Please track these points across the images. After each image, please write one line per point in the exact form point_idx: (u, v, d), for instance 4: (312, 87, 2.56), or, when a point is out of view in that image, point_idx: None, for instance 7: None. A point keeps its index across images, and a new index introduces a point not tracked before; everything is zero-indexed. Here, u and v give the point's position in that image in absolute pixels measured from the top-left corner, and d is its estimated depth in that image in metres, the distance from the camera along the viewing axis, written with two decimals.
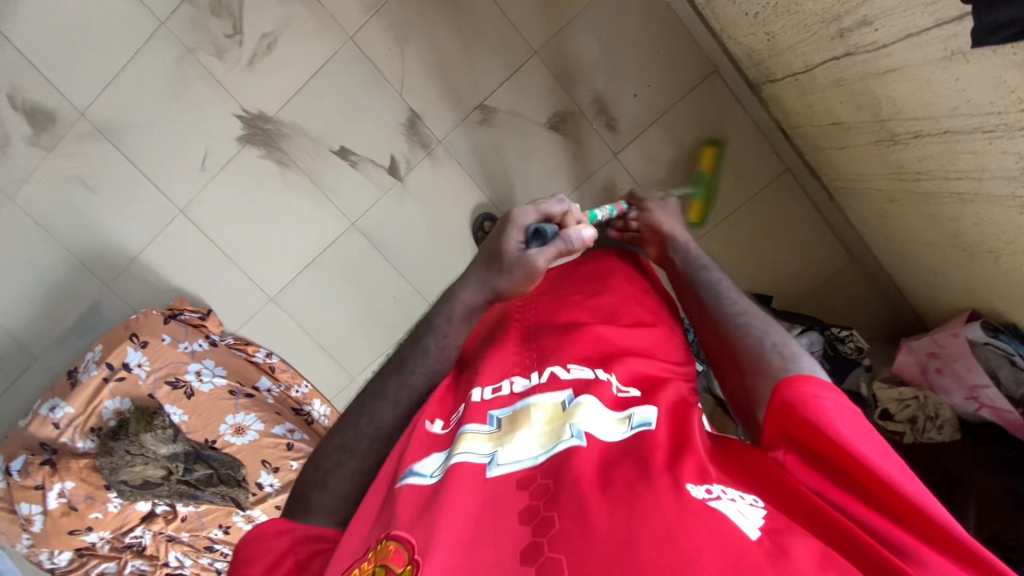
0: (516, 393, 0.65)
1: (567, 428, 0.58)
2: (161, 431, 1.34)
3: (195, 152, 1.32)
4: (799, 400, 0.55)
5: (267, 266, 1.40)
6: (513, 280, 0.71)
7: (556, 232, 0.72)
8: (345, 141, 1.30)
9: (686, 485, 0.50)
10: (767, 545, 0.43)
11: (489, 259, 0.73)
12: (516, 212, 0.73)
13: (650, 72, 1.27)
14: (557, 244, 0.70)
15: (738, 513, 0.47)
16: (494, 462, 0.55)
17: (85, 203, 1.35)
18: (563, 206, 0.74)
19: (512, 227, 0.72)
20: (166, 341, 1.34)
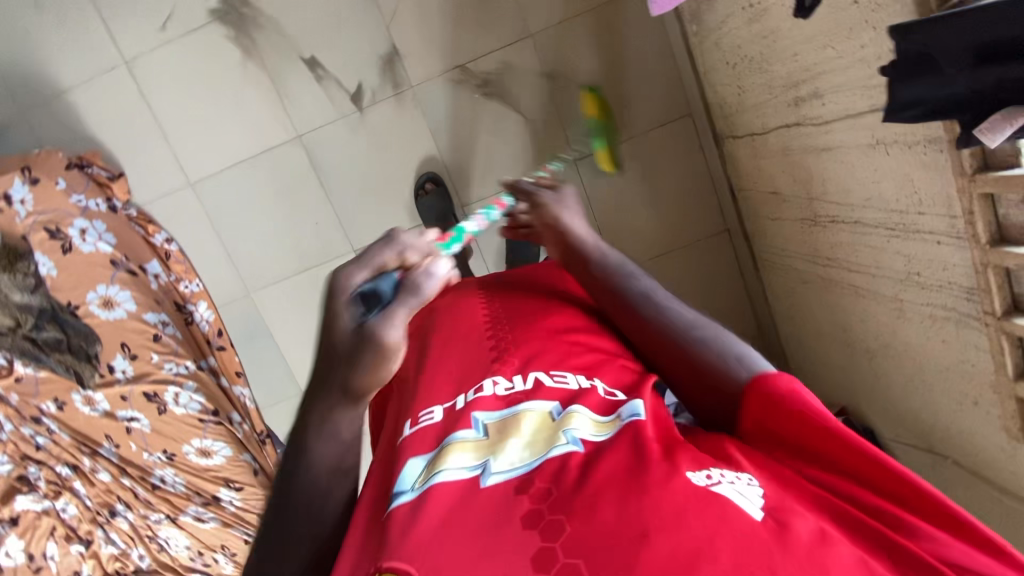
0: (501, 398, 0.57)
1: (560, 433, 0.50)
2: (21, 276, 1.23)
3: (160, 8, 1.25)
4: (778, 396, 0.49)
5: (197, 149, 1.32)
6: (367, 372, 0.47)
7: (397, 285, 0.50)
8: (317, 52, 1.27)
9: (686, 472, 0.44)
10: (772, 524, 0.40)
11: (330, 363, 0.48)
12: (336, 278, 0.50)
13: (631, 95, 1.29)
14: (406, 298, 0.48)
15: (743, 498, 0.42)
16: (485, 471, 0.47)
17: (26, 19, 1.26)
18: (396, 247, 0.53)
19: (338, 301, 0.49)
20: (59, 187, 1.24)
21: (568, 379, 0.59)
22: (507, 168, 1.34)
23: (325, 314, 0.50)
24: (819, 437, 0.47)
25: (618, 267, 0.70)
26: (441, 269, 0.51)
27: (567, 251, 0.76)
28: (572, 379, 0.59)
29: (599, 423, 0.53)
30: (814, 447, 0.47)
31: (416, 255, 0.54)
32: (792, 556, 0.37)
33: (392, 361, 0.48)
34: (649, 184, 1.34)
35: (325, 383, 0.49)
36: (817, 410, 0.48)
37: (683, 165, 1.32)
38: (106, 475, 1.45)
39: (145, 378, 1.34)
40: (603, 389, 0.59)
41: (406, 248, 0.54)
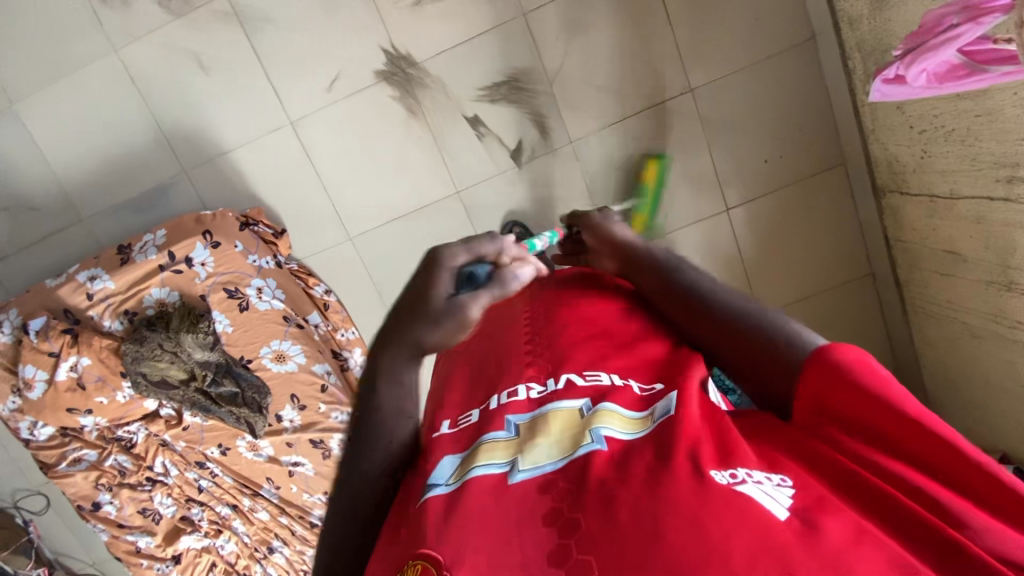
0: (532, 400, 0.59)
1: (586, 431, 0.51)
2: (202, 334, 1.27)
3: (327, 70, 1.27)
4: (840, 367, 0.48)
5: (359, 205, 1.36)
6: (442, 332, 0.58)
7: (489, 274, 0.61)
8: (480, 110, 1.29)
9: (709, 471, 0.44)
10: (797, 526, 0.39)
11: (411, 312, 0.60)
12: (443, 253, 0.62)
13: (787, 145, 1.31)
14: (493, 287, 0.59)
15: (768, 498, 0.42)
16: (513, 468, 0.50)
17: (192, 81, 1.28)
18: (498, 245, 0.64)
19: (437, 272, 0.61)
20: (237, 249, 1.27)
21: (602, 376, 0.60)
22: (656, 216, 1.39)
23: (425, 270, 0.62)
24: (873, 412, 0.46)
25: (666, 265, 0.73)
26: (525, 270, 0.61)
27: (629, 260, 0.79)
28: (605, 376, 0.60)
29: (626, 418, 0.54)
30: (862, 421, 0.47)
31: (509, 255, 0.64)
32: (817, 554, 0.36)
33: (465, 332, 0.59)
34: (792, 231, 1.39)
35: (398, 328, 0.60)
36: (878, 383, 0.46)
37: (832, 213, 1.36)
38: (265, 513, 1.51)
39: (313, 426, 1.41)
40: (637, 385, 0.60)
41: (503, 249, 0.64)
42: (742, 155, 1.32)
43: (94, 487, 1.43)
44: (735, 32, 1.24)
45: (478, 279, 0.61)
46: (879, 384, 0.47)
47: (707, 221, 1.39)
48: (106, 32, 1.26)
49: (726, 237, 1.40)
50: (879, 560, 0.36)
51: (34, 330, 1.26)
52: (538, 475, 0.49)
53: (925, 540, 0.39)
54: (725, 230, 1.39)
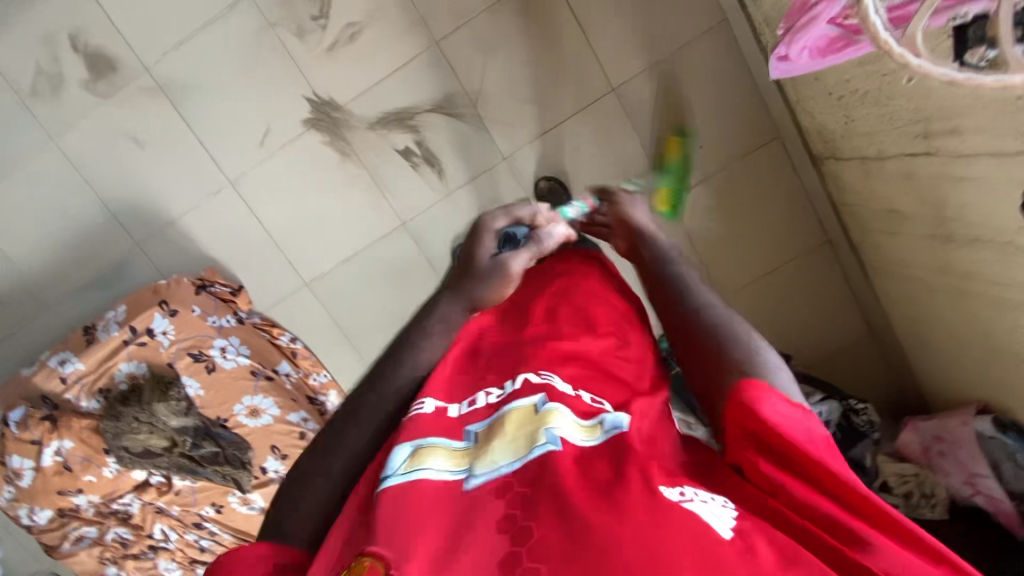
0: (491, 405, 0.60)
1: (542, 431, 0.53)
2: (174, 402, 1.31)
3: (256, 126, 1.29)
4: (750, 404, 0.51)
5: (310, 252, 1.38)
6: (494, 286, 0.70)
7: (528, 234, 0.75)
8: (411, 141, 1.31)
9: (658, 487, 0.48)
10: (738, 543, 0.43)
11: (459, 272, 0.70)
12: (487, 218, 0.73)
13: (719, 127, 1.31)
14: (531, 245, 0.73)
15: (715, 518, 0.46)
16: (470, 474, 0.52)
17: (130, 157, 1.32)
18: (531, 209, 0.77)
19: (481, 235, 0.73)
20: (195, 313, 1.30)
21: (556, 380, 0.63)
22: None
23: (469, 240, 0.74)
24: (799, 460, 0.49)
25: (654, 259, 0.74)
26: (557, 228, 0.76)
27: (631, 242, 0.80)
28: (560, 383, 0.63)
29: (581, 426, 0.57)
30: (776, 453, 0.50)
31: (545, 219, 0.77)
32: None
33: (508, 286, 0.71)
34: (742, 210, 1.38)
35: (452, 289, 0.70)
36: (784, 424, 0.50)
37: (776, 187, 1.35)
38: None
39: None
40: (589, 398, 0.62)
41: (535, 212, 0.76)
42: None
43: (100, 562, 1.47)
44: (647, 26, 1.24)
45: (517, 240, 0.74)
46: (788, 428, 0.50)
47: None
48: (41, 123, 1.30)
49: (676, 226, 1.39)
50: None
51: (14, 421, 1.30)
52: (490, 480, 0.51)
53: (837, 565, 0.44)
54: (674, 220, 1.39)
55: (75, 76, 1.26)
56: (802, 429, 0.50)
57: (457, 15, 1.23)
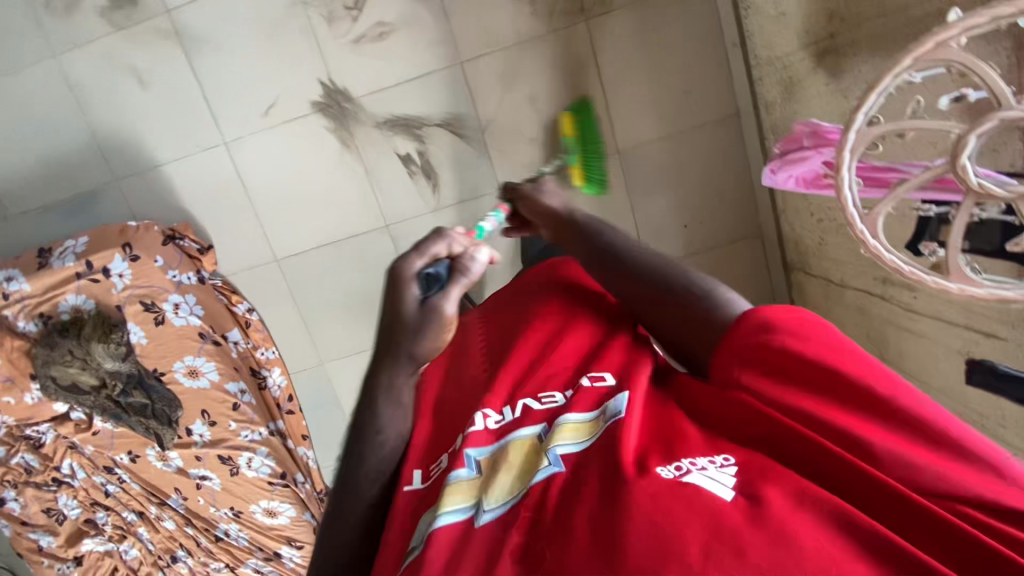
0: (491, 431, 0.61)
1: (545, 454, 0.55)
2: (114, 345, 1.28)
3: (264, 96, 1.29)
4: (757, 335, 0.53)
5: (288, 231, 1.38)
6: (431, 336, 0.62)
7: (450, 269, 0.63)
8: (413, 150, 1.32)
9: (655, 469, 0.49)
10: (742, 503, 0.44)
11: (394, 329, 0.63)
12: (400, 265, 0.63)
13: (708, 212, 1.35)
14: (458, 279, 0.62)
15: (714, 483, 0.47)
16: (480, 511, 0.52)
17: (130, 93, 1.29)
18: (445, 239, 0.65)
19: (402, 283, 0.62)
20: (157, 263, 1.27)
21: (557, 399, 0.63)
22: None
23: (389, 290, 0.63)
24: (815, 372, 0.51)
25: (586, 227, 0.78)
26: (482, 253, 0.64)
27: (557, 224, 0.84)
28: (561, 396, 0.63)
29: (579, 425, 0.58)
30: (783, 367, 0.52)
31: (463, 244, 0.65)
32: (760, 528, 0.42)
33: (449, 330, 0.63)
34: None
35: (393, 347, 0.63)
36: (794, 329, 0.52)
37: (748, 280, 1.39)
38: (170, 522, 1.51)
39: (221, 443, 1.41)
40: (590, 381, 0.63)
41: (455, 240, 0.65)
42: (668, 218, 1.36)
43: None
44: (665, 100, 1.28)
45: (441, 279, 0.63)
46: (801, 342, 0.52)
47: None
48: (46, 36, 1.26)
49: None
50: (815, 527, 0.42)
51: None
52: (502, 514, 0.52)
53: (868, 481, 0.46)
54: None
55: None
56: (820, 337, 0.52)
57: (488, 42, 1.25)
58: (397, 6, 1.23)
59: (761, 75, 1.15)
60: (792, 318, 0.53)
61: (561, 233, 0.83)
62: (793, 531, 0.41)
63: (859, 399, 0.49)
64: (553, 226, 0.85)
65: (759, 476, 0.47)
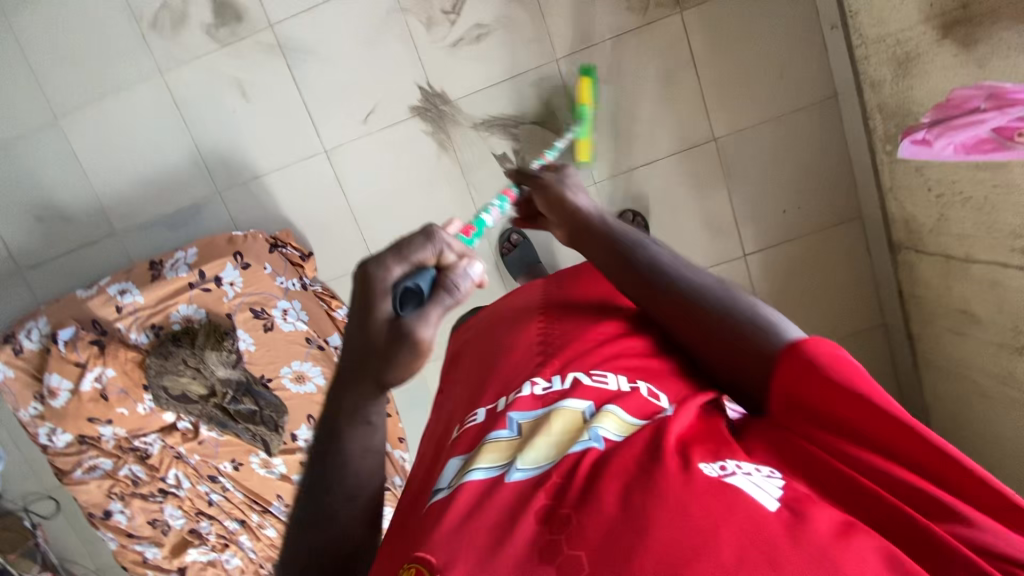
0: (537, 397, 0.60)
1: (586, 431, 0.53)
2: (226, 352, 1.31)
3: (364, 103, 1.31)
4: (820, 365, 0.50)
5: (386, 234, 1.39)
6: (403, 363, 0.54)
7: (433, 283, 0.55)
8: (509, 149, 1.34)
9: (699, 465, 0.47)
10: (785, 514, 0.42)
11: (367, 347, 0.55)
12: (372, 273, 0.55)
13: (806, 197, 1.35)
14: (441, 298, 0.54)
15: (759, 490, 0.45)
16: (512, 468, 0.51)
17: (233, 107, 1.33)
18: (433, 244, 0.57)
19: (376, 298, 0.55)
20: (266, 271, 1.31)
21: (608, 379, 0.61)
22: None
23: (361, 304, 0.56)
24: (848, 407, 0.49)
25: (624, 238, 0.71)
26: (473, 270, 0.57)
27: (577, 230, 0.77)
28: (613, 379, 0.61)
29: (623, 421, 0.55)
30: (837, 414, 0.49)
31: (455, 255, 0.58)
32: (801, 543, 0.39)
33: (422, 357, 0.54)
34: (808, 279, 1.42)
35: (360, 370, 0.55)
36: (857, 379, 0.49)
37: (848, 264, 1.39)
38: (272, 530, 1.52)
39: None
40: (646, 390, 0.60)
41: (444, 248, 0.57)
42: (763, 205, 1.37)
43: (106, 495, 1.46)
44: (760, 87, 1.28)
45: (420, 296, 0.55)
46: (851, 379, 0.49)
47: (724, 266, 1.42)
48: (154, 56, 1.31)
49: (740, 281, 1.43)
50: (866, 555, 0.38)
51: (63, 339, 1.30)
52: (535, 475, 0.50)
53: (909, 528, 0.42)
54: (742, 276, 1.43)
55: (200, 18, 1.28)
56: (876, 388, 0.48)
57: (583, 38, 1.26)
58: (494, 8, 1.25)
59: (867, 55, 1.15)
60: (840, 359, 0.50)
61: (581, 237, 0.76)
62: (831, 548, 0.38)
63: (907, 455, 0.46)
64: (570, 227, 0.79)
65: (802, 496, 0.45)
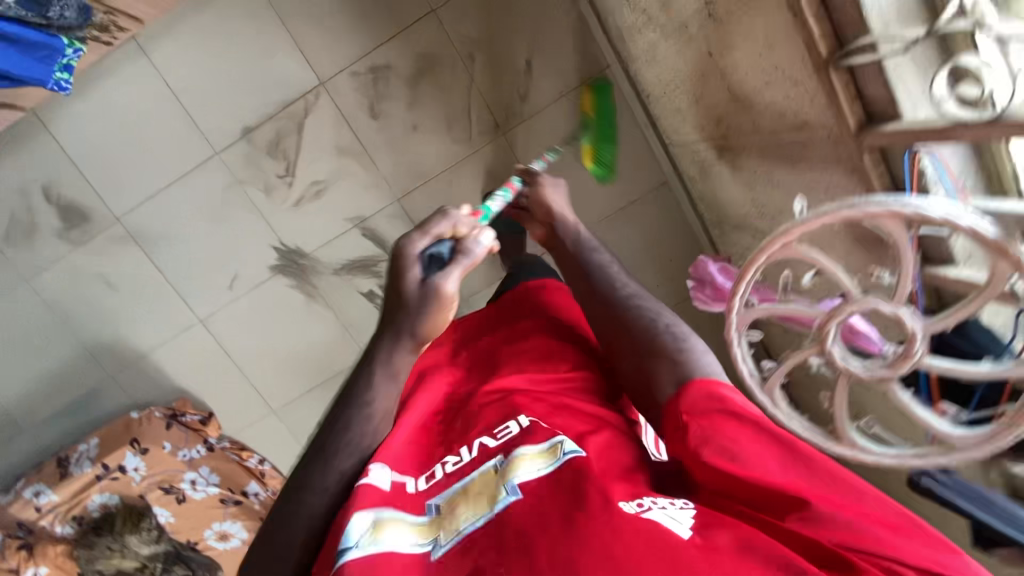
0: (449, 476, 0.52)
1: (502, 487, 0.47)
2: (146, 532, 1.38)
3: (226, 272, 1.36)
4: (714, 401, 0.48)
5: (279, 384, 1.46)
6: (428, 319, 0.54)
7: (453, 247, 0.56)
8: (375, 285, 1.39)
9: (618, 502, 0.44)
10: (698, 542, 0.40)
11: (390, 310, 0.55)
12: (400, 243, 0.56)
13: (669, 274, 1.40)
14: (460, 260, 0.54)
15: (670, 521, 0.42)
16: (435, 545, 0.46)
17: (103, 298, 1.37)
18: (450, 217, 0.58)
19: (401, 261, 0.55)
20: (166, 449, 1.38)
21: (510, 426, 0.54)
22: None
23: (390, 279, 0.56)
24: (752, 444, 0.45)
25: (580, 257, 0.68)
26: (487, 236, 0.57)
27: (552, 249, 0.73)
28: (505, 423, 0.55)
29: (534, 454, 0.49)
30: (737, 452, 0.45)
31: (468, 226, 0.59)
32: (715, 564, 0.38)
33: (449, 311, 0.55)
34: None
35: (384, 326, 0.56)
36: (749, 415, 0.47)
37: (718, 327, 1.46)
38: None
39: None
40: (541, 423, 0.54)
41: (457, 220, 0.58)
42: None
43: None
44: (597, 184, 1.33)
45: (440, 259, 0.56)
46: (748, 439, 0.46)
47: None
48: (15, 267, 1.34)
49: None
50: None
51: None
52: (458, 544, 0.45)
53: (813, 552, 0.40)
54: None
55: (49, 226, 1.31)
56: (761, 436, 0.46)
57: (418, 175, 1.31)
58: (327, 164, 1.29)
59: (681, 154, 1.21)
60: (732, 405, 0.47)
61: (552, 238, 0.75)
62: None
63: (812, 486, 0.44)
64: (547, 228, 0.77)
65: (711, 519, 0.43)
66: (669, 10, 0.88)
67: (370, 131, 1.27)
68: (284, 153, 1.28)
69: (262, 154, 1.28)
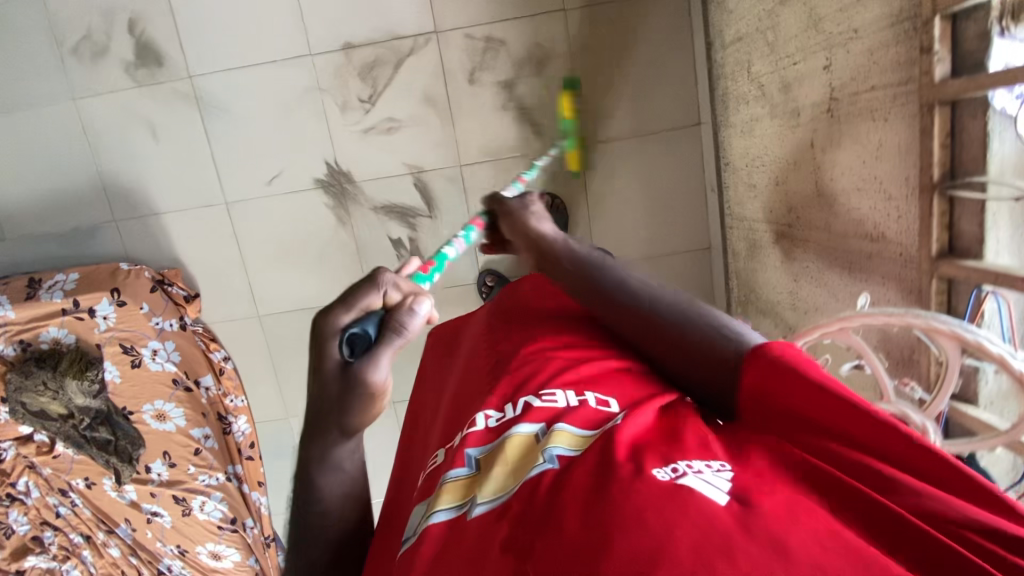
0: (491, 429, 0.56)
1: (541, 453, 0.49)
2: (87, 383, 1.32)
3: (271, 166, 1.35)
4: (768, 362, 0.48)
5: (275, 291, 1.45)
6: (358, 412, 0.49)
7: (381, 322, 0.48)
8: (405, 235, 1.39)
9: (650, 470, 0.42)
10: (734, 508, 0.37)
11: (324, 404, 0.49)
12: (318, 322, 0.49)
13: None
14: (391, 340, 0.47)
15: (708, 486, 0.40)
16: (472, 504, 0.46)
17: (141, 144, 1.35)
18: (381, 285, 0.51)
19: (322, 344, 0.48)
20: (142, 310, 1.33)
21: (557, 397, 0.57)
22: None
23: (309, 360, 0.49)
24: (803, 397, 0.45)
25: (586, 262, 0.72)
26: (423, 306, 0.51)
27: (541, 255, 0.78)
28: (561, 397, 0.57)
29: (576, 438, 0.51)
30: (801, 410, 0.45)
31: (401, 291, 0.52)
32: (752, 533, 0.35)
33: (383, 399, 0.49)
34: None
35: (324, 418, 0.50)
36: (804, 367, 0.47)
37: None
38: (116, 550, 1.51)
39: (177, 485, 1.45)
40: (593, 400, 0.56)
41: (391, 287, 0.51)
42: None
43: None
44: (646, 224, 1.37)
45: (366, 341, 0.48)
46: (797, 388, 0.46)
47: None
48: (69, 80, 1.31)
49: None
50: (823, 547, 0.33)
51: None
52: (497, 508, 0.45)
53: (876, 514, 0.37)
54: None
55: (121, 56, 1.30)
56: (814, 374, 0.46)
57: (488, 150, 1.33)
58: (409, 106, 1.31)
59: (734, 229, 1.28)
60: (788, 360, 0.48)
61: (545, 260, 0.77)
62: (784, 533, 0.34)
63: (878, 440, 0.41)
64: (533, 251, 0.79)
65: (756, 484, 0.40)
66: (788, 93, 0.93)
67: (462, 94, 1.30)
68: (374, 81, 1.30)
69: (353, 73, 1.29)
